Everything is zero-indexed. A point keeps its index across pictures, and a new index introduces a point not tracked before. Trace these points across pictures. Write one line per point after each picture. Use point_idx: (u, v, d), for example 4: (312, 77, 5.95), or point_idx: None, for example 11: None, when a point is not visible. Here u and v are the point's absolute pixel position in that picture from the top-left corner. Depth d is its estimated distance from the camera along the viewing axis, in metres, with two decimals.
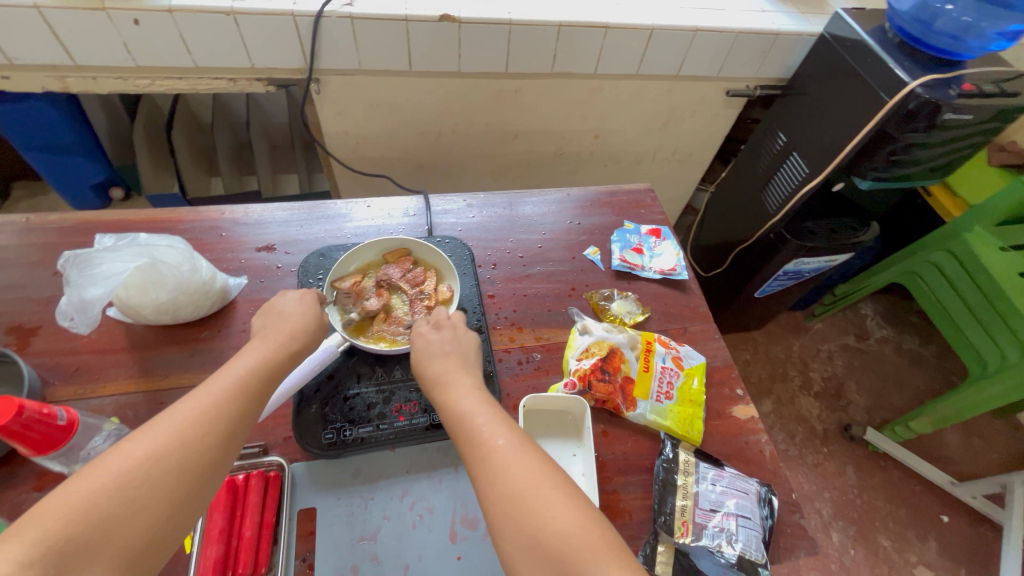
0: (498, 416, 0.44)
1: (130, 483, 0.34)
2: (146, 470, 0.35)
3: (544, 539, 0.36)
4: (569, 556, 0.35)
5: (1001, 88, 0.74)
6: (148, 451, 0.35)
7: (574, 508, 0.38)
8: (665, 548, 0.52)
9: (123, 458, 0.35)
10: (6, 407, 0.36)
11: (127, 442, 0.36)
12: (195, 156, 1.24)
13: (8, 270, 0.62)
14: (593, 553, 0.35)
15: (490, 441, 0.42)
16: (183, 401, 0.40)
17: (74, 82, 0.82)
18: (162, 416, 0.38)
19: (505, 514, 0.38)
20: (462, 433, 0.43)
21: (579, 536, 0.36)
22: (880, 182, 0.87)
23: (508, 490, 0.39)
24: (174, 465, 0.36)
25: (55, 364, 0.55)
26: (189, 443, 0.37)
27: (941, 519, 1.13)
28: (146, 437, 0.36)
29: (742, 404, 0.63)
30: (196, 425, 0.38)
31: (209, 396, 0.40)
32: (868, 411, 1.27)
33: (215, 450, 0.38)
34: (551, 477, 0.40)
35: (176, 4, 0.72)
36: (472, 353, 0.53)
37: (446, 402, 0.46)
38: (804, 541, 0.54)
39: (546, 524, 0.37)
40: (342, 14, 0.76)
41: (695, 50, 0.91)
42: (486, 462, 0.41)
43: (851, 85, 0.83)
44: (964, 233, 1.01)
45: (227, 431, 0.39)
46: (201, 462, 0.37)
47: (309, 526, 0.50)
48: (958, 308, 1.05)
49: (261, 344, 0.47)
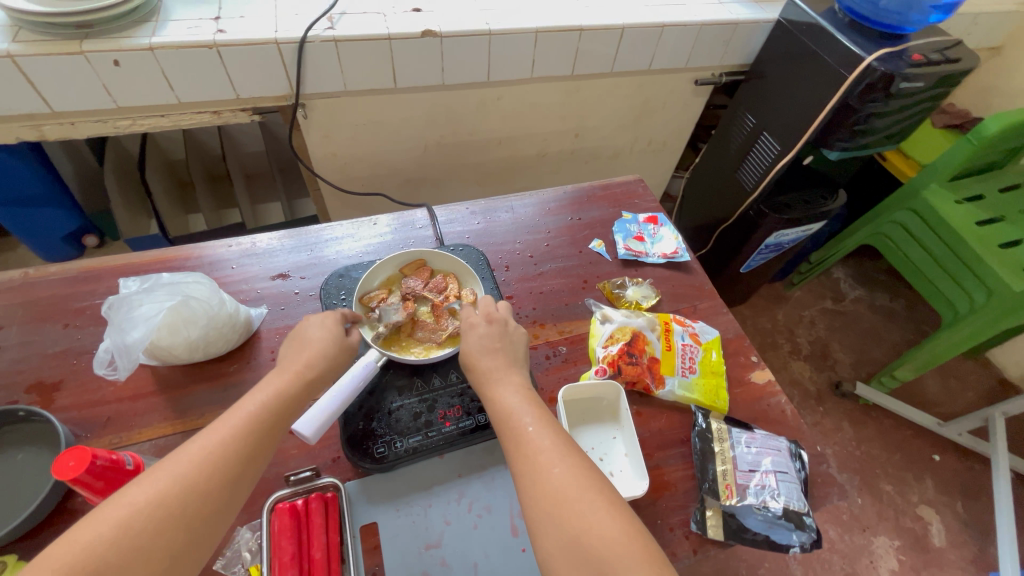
0: (545, 419, 0.46)
1: (128, 531, 0.34)
2: (147, 517, 0.35)
3: (580, 541, 0.38)
4: (605, 559, 0.37)
5: (945, 57, 0.81)
6: (148, 497, 0.36)
7: (612, 515, 0.39)
8: (713, 512, 0.54)
9: (123, 505, 0.35)
10: (82, 457, 0.37)
11: (128, 487, 0.36)
12: (170, 194, 1.21)
13: (16, 327, 0.60)
14: (633, 562, 0.36)
15: (535, 442, 0.44)
16: (191, 442, 0.40)
17: (50, 130, 0.81)
18: (169, 457, 0.39)
19: (544, 513, 0.40)
20: (508, 432, 0.45)
21: (618, 542, 0.37)
22: (847, 151, 0.93)
23: (549, 491, 0.40)
24: (175, 511, 0.36)
25: (84, 417, 0.54)
26: (191, 488, 0.37)
27: (933, 459, 1.20)
28: (149, 480, 0.37)
29: (759, 369, 0.67)
30: (199, 469, 0.38)
31: (218, 436, 0.41)
32: (854, 367, 1.34)
33: (217, 496, 0.38)
34: (592, 481, 0.41)
35: (156, 41, 0.71)
36: (519, 351, 0.55)
37: (493, 398, 0.49)
38: (835, 488, 0.58)
39: (578, 520, 0.39)
40: (326, 38, 0.77)
41: (663, 45, 0.95)
42: (529, 456, 0.43)
43: (811, 66, 0.89)
44: (923, 190, 1.10)
45: (231, 475, 0.40)
46: (200, 508, 0.37)
47: (373, 540, 0.50)
48: (926, 262, 1.13)
49: (275, 377, 0.47)
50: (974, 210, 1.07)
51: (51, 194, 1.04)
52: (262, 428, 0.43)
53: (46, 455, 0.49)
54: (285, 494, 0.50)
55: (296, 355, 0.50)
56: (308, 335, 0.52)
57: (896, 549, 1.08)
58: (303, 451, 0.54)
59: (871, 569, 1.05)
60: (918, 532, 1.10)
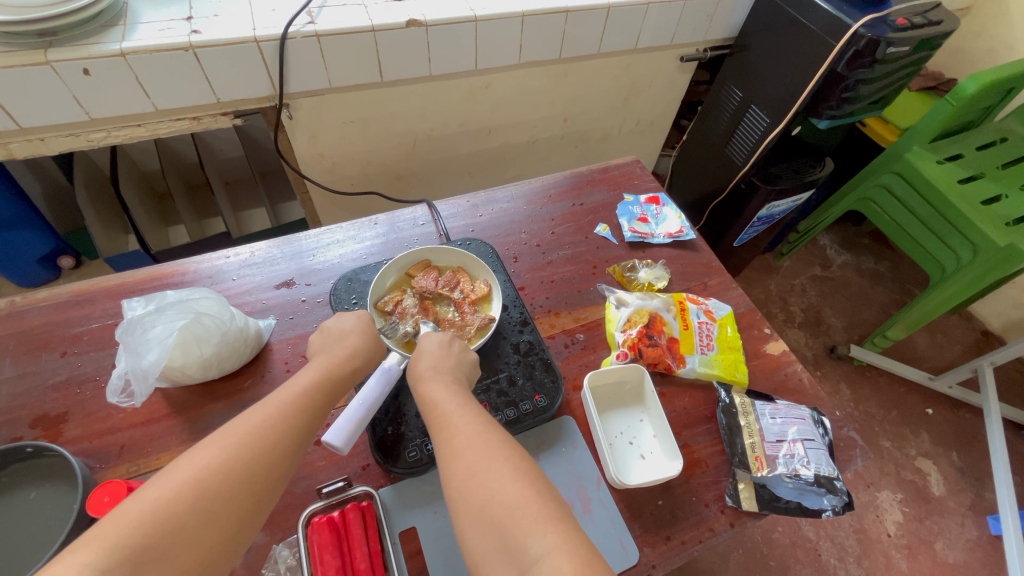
0: (469, 404, 0.46)
1: (202, 493, 0.35)
2: (219, 479, 0.36)
3: (510, 514, 0.37)
4: (509, 522, 0.36)
5: (927, 19, 0.82)
6: (220, 460, 0.37)
7: (517, 480, 0.39)
8: (745, 485, 0.55)
9: (197, 466, 0.36)
10: (120, 488, 0.45)
11: (196, 449, 0.38)
12: (148, 207, 1.16)
13: (9, 360, 0.57)
14: (529, 522, 0.36)
15: (454, 423, 0.43)
16: (235, 424, 0.40)
17: (19, 147, 0.76)
18: (232, 424, 0.40)
19: (460, 486, 0.39)
20: (433, 423, 0.45)
21: (518, 504, 0.37)
22: (836, 120, 0.94)
23: (463, 468, 0.40)
24: (244, 477, 0.38)
25: (96, 448, 0.52)
26: (258, 454, 0.39)
27: (927, 412, 1.25)
28: (219, 444, 0.38)
29: (773, 340, 0.68)
30: (264, 438, 0.40)
31: (280, 407, 0.42)
32: (846, 330, 1.38)
33: (280, 465, 0.40)
34: (496, 451, 0.41)
35: (128, 46, 0.67)
36: (469, 357, 0.53)
37: (422, 394, 0.47)
38: (857, 449, 0.60)
39: (496, 498, 0.38)
40: (307, 33, 0.73)
41: (648, 23, 0.94)
42: (443, 441, 0.42)
43: (797, 35, 0.89)
44: (904, 153, 1.12)
45: (292, 447, 0.41)
46: (266, 478, 0.39)
47: (413, 545, 0.50)
48: (911, 222, 1.16)
49: (325, 359, 0.49)
50: (954, 168, 1.10)
51: (23, 218, 0.99)
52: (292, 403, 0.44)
53: (61, 488, 0.47)
54: (318, 508, 0.49)
55: (336, 343, 0.52)
56: (344, 329, 0.53)
57: (900, 502, 1.12)
58: (333, 462, 0.53)
59: (877, 523, 1.09)
60: (918, 484, 1.15)
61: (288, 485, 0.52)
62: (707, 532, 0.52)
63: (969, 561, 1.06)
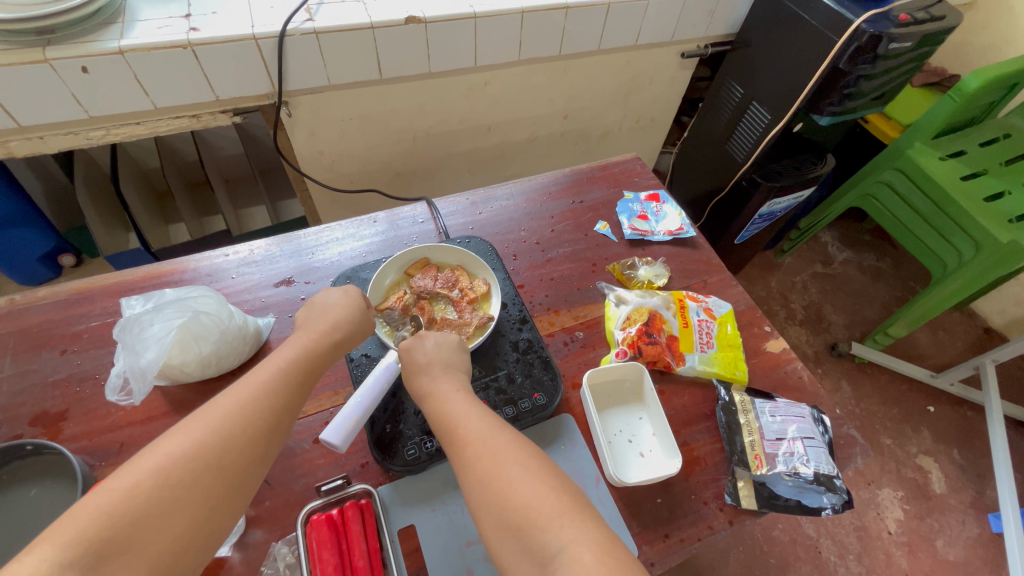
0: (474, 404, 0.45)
1: (168, 480, 0.36)
2: (184, 467, 0.37)
3: (532, 516, 0.37)
4: (525, 523, 0.36)
5: (929, 14, 0.81)
6: (184, 448, 0.37)
7: (535, 481, 0.39)
8: (745, 483, 0.55)
9: (162, 454, 0.37)
10: None
11: (161, 441, 0.38)
12: (148, 204, 1.16)
13: (9, 359, 0.57)
14: (553, 521, 0.36)
15: (467, 429, 0.43)
16: (202, 412, 0.40)
17: (19, 146, 0.76)
18: (204, 409, 0.40)
19: (479, 488, 0.40)
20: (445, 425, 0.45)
21: (536, 504, 0.37)
22: (837, 116, 0.93)
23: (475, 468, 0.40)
24: (212, 462, 0.38)
25: (95, 446, 0.52)
26: (224, 440, 0.39)
27: (928, 410, 1.25)
28: (183, 432, 0.38)
29: (773, 338, 0.68)
30: (232, 423, 0.40)
31: (248, 390, 0.42)
32: (847, 328, 1.38)
33: (252, 448, 0.40)
34: (517, 449, 0.41)
35: (126, 44, 0.66)
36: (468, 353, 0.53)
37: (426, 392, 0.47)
38: (857, 447, 0.59)
39: (515, 501, 0.38)
40: (306, 30, 0.73)
41: (649, 19, 0.94)
42: (461, 442, 0.42)
43: (799, 31, 0.88)
44: (907, 150, 1.11)
45: (263, 428, 0.41)
46: (236, 462, 0.39)
47: (413, 543, 0.50)
48: (914, 219, 1.15)
49: (303, 335, 0.49)
50: (957, 165, 1.09)
51: (23, 216, 0.99)
52: (292, 397, 0.44)
53: (59, 485, 0.47)
54: (317, 506, 0.49)
55: (328, 327, 0.52)
56: (327, 304, 0.54)
57: (900, 499, 1.12)
58: (331, 460, 0.54)
59: (878, 521, 1.09)
60: (919, 481, 1.14)
61: (286, 483, 0.52)
62: (706, 530, 0.52)
63: (969, 558, 1.05)
